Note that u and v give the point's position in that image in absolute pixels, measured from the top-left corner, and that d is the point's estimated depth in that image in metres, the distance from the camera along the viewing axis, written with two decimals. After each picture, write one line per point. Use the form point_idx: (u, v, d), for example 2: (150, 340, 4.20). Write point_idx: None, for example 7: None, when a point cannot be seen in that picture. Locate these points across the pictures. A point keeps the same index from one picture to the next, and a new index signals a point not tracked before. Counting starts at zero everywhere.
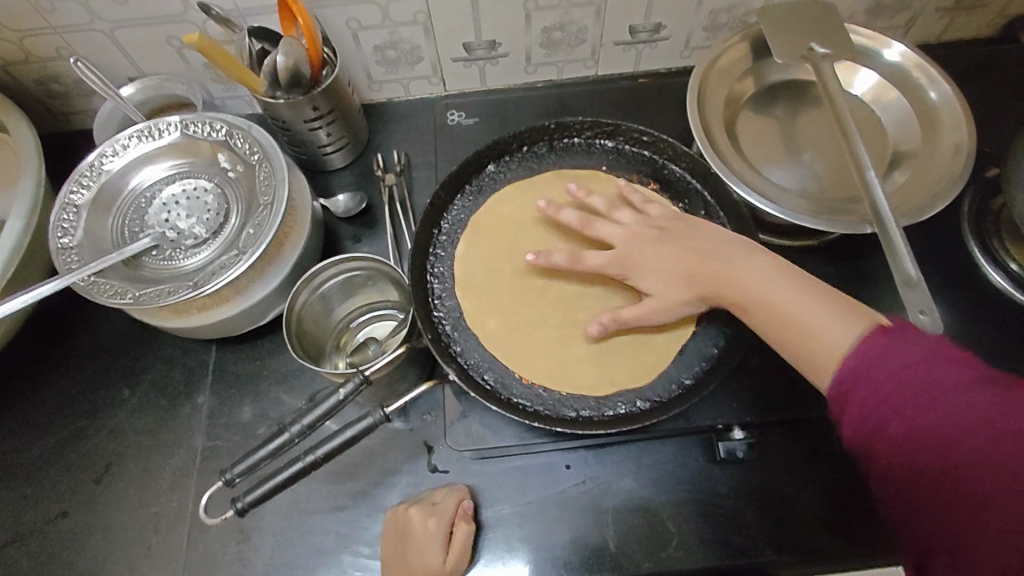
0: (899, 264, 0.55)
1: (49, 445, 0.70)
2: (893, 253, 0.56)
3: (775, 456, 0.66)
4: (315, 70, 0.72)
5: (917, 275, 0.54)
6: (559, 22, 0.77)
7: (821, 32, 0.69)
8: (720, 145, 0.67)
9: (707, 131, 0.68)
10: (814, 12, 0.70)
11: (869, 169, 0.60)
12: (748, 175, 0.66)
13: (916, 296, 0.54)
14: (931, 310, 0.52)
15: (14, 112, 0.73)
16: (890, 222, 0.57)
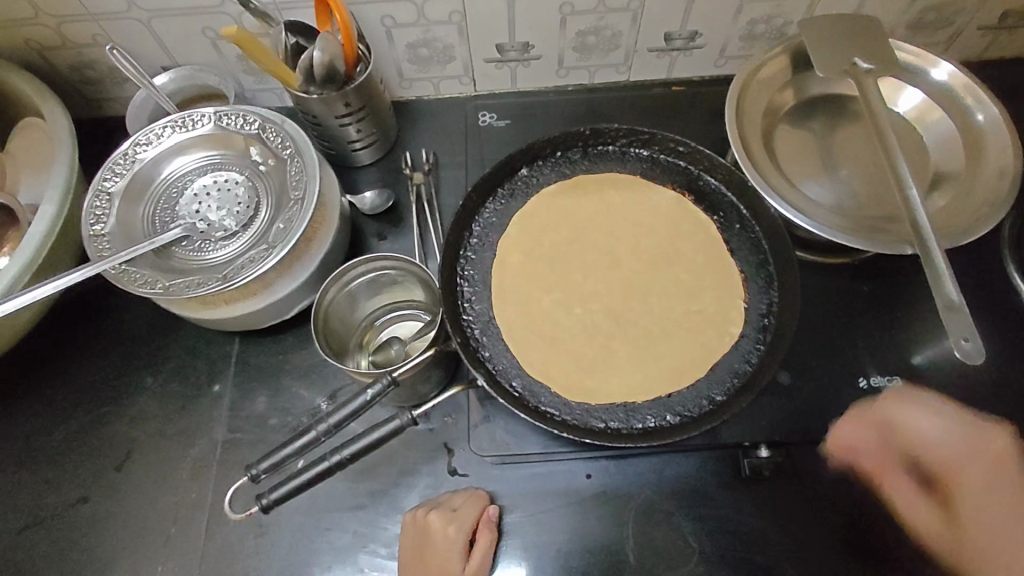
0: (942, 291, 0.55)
1: (71, 430, 0.71)
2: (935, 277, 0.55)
3: (803, 476, 0.64)
4: (350, 67, 0.71)
5: (959, 301, 0.54)
6: (595, 27, 0.77)
7: (866, 47, 0.68)
8: (760, 160, 0.66)
9: (745, 145, 0.66)
10: (859, 26, 0.69)
11: (912, 190, 0.59)
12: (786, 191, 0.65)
13: (958, 322, 0.53)
14: (974, 337, 0.52)
15: (49, 97, 0.74)
16: (934, 245, 0.56)
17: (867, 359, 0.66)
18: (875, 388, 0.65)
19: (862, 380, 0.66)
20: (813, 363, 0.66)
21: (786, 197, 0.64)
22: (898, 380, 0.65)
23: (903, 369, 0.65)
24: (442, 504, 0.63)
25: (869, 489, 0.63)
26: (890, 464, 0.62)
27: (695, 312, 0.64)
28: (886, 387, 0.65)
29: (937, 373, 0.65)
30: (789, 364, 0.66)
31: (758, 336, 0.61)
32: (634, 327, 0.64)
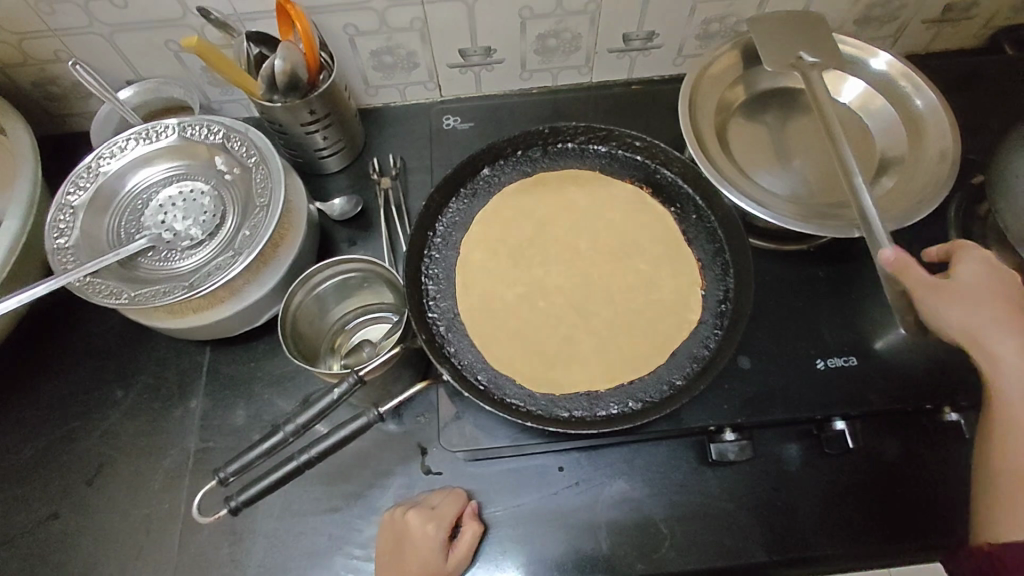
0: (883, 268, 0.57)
1: (41, 446, 0.70)
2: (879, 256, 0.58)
3: (768, 458, 0.66)
4: (313, 75, 0.72)
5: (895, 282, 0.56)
6: (554, 30, 0.79)
7: (809, 40, 0.71)
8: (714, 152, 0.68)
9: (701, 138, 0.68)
10: (802, 21, 0.72)
11: (857, 177, 0.62)
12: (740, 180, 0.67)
13: None
14: None
15: (10, 112, 0.74)
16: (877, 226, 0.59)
17: (826, 342, 0.68)
18: (832, 369, 0.66)
19: (820, 361, 0.67)
20: (775, 348, 0.68)
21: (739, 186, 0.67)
22: (855, 360, 0.67)
23: (860, 350, 0.67)
24: (421, 503, 0.63)
25: (833, 469, 0.65)
26: (848, 442, 0.64)
27: (655, 301, 0.66)
28: (843, 368, 0.66)
29: (895, 353, 0.67)
30: (752, 350, 0.67)
31: (716, 321, 0.63)
32: (595, 317, 0.66)
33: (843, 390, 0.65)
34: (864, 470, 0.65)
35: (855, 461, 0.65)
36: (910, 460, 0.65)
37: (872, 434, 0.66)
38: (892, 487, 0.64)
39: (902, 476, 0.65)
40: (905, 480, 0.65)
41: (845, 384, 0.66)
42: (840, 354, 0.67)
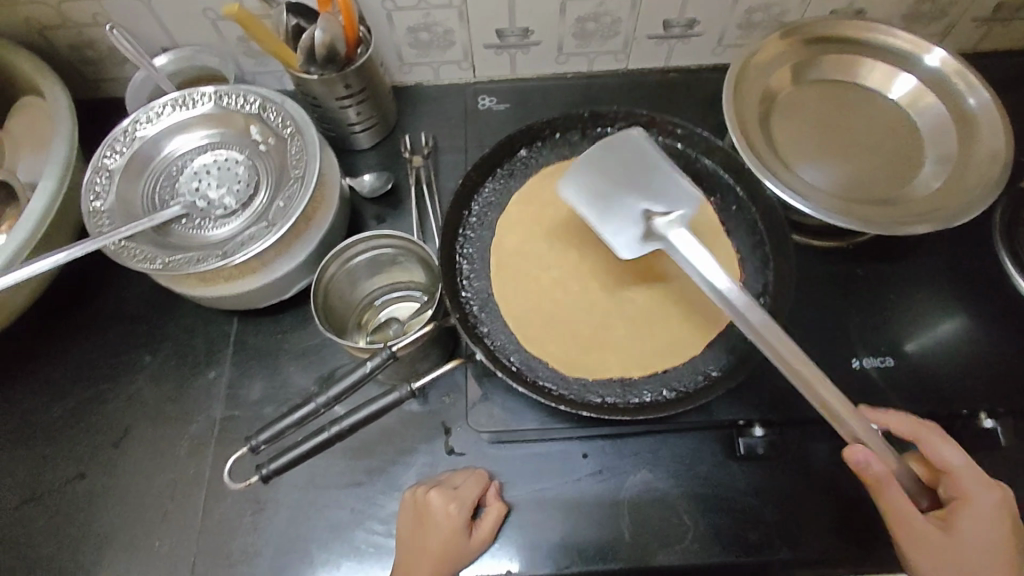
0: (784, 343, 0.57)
1: (69, 407, 0.71)
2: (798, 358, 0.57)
3: (795, 455, 0.65)
4: (350, 49, 0.71)
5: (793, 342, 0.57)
6: (594, 13, 0.77)
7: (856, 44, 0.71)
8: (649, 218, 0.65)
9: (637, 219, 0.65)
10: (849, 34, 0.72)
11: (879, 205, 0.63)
12: (678, 214, 0.64)
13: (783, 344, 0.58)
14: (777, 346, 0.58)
15: (49, 74, 0.74)
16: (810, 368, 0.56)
17: (861, 341, 0.67)
18: (865, 369, 0.65)
19: (854, 360, 0.66)
20: (809, 345, 0.67)
21: (680, 221, 0.64)
22: (890, 362, 0.66)
23: (895, 351, 0.66)
24: (443, 482, 0.63)
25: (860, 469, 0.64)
26: None
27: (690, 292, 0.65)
28: (877, 368, 0.65)
29: (930, 358, 0.66)
30: None
31: None
32: (630, 303, 0.65)
33: (876, 391, 0.64)
34: None
35: None
36: None
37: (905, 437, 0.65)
38: None
39: None
40: None
41: (878, 385, 0.65)
42: (875, 354, 0.66)
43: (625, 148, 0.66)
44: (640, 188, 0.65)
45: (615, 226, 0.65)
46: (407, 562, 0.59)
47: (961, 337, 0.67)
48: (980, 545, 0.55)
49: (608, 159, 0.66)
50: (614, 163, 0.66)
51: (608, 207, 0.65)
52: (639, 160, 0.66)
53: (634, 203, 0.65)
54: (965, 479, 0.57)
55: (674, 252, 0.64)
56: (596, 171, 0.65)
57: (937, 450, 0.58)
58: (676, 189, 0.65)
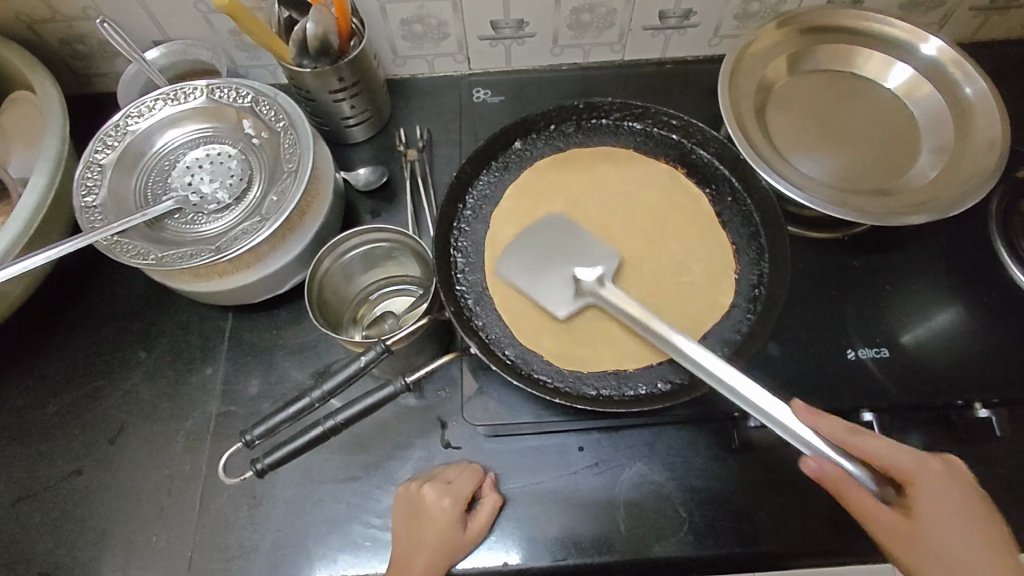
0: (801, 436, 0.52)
1: (64, 403, 0.71)
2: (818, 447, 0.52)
3: (790, 448, 0.65)
4: (343, 41, 0.71)
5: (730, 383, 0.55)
6: (589, 4, 0.76)
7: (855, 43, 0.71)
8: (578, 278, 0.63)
9: (565, 279, 0.63)
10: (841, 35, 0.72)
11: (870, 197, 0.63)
12: (599, 269, 0.62)
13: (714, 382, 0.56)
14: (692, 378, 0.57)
15: (39, 69, 0.73)
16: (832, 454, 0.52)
17: (857, 332, 0.67)
18: (860, 360, 0.65)
19: (849, 351, 0.66)
20: (804, 336, 0.66)
21: (602, 277, 0.62)
22: (885, 352, 0.66)
23: (891, 342, 0.66)
24: (438, 476, 0.63)
25: None
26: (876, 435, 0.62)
27: (686, 283, 0.65)
28: (872, 359, 0.65)
29: (926, 349, 0.66)
30: (781, 337, 0.66)
31: (749, 306, 0.63)
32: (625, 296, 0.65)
33: (872, 382, 0.64)
34: None
35: None
36: None
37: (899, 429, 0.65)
38: None
39: None
40: None
41: (874, 376, 0.65)
42: (870, 345, 0.66)
43: (548, 227, 0.66)
44: (567, 254, 0.64)
45: (546, 289, 0.63)
46: (401, 554, 0.59)
47: (956, 327, 0.67)
48: (944, 520, 0.50)
49: (534, 234, 0.65)
50: (530, 240, 0.65)
51: (537, 271, 0.64)
52: (560, 229, 0.65)
53: (559, 265, 0.64)
54: (904, 461, 0.52)
55: (609, 305, 0.61)
56: (523, 245, 0.65)
57: (864, 445, 0.52)
58: (594, 250, 0.64)
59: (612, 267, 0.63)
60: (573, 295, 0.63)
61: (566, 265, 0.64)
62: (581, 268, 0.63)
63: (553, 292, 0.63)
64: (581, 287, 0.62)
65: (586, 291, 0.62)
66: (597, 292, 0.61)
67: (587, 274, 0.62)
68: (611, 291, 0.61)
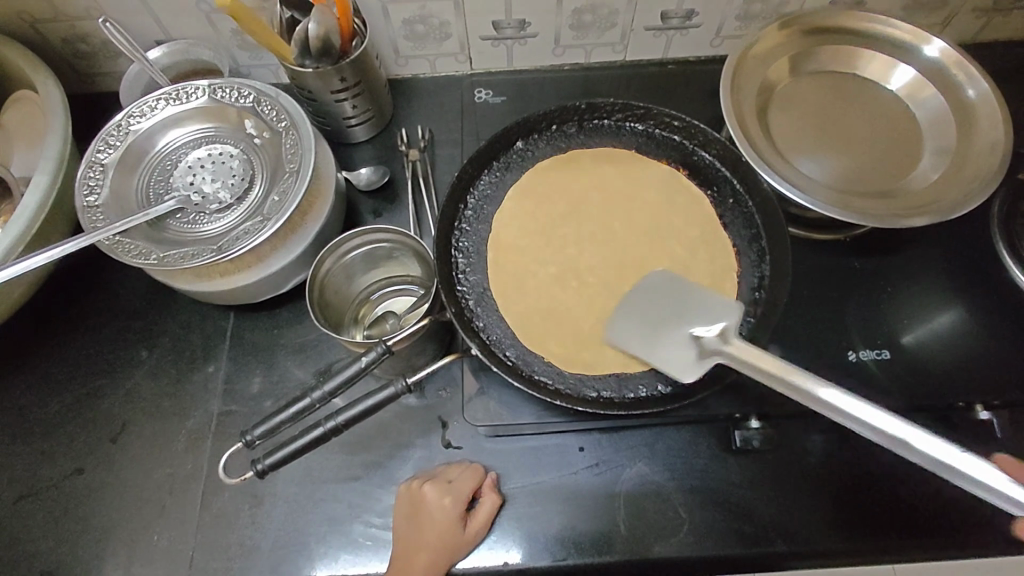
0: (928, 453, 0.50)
1: (66, 402, 0.71)
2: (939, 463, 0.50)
3: (791, 450, 0.65)
4: (345, 41, 0.71)
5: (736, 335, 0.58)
6: (591, 5, 0.76)
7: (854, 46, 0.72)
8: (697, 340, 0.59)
9: (684, 342, 0.59)
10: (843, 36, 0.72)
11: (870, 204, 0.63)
12: (719, 324, 0.58)
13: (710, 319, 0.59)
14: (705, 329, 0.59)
15: (42, 69, 0.73)
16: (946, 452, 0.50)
17: (858, 334, 0.67)
18: (861, 362, 0.65)
19: (850, 353, 0.66)
20: (805, 337, 0.66)
21: (726, 333, 0.58)
22: (886, 354, 0.66)
23: (892, 344, 0.66)
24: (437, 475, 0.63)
25: (856, 461, 0.65)
26: None
27: None
28: (873, 361, 0.65)
29: (927, 351, 0.66)
30: (782, 339, 0.66)
31: (750, 308, 0.63)
32: None
33: (872, 384, 0.64)
34: (887, 463, 0.64)
35: (880, 457, 0.65)
36: None
37: None
38: (915, 481, 0.64)
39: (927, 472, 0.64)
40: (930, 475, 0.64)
41: (875, 378, 0.65)
42: (872, 347, 0.66)
43: (655, 286, 0.62)
44: (681, 315, 0.61)
45: (666, 353, 0.59)
46: (402, 554, 0.60)
47: (957, 329, 0.67)
48: None
49: (652, 296, 0.62)
50: (640, 305, 0.62)
51: (654, 337, 0.60)
52: (672, 290, 0.62)
53: (677, 329, 0.60)
54: None
55: (739, 365, 0.56)
56: (640, 305, 0.62)
57: None
58: (714, 306, 0.60)
59: (736, 319, 0.59)
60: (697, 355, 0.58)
61: (683, 329, 0.60)
62: (698, 326, 0.60)
63: (673, 356, 0.59)
64: (704, 350, 0.58)
65: (708, 355, 0.58)
66: (722, 350, 0.57)
67: (705, 331, 0.59)
68: (737, 353, 0.56)
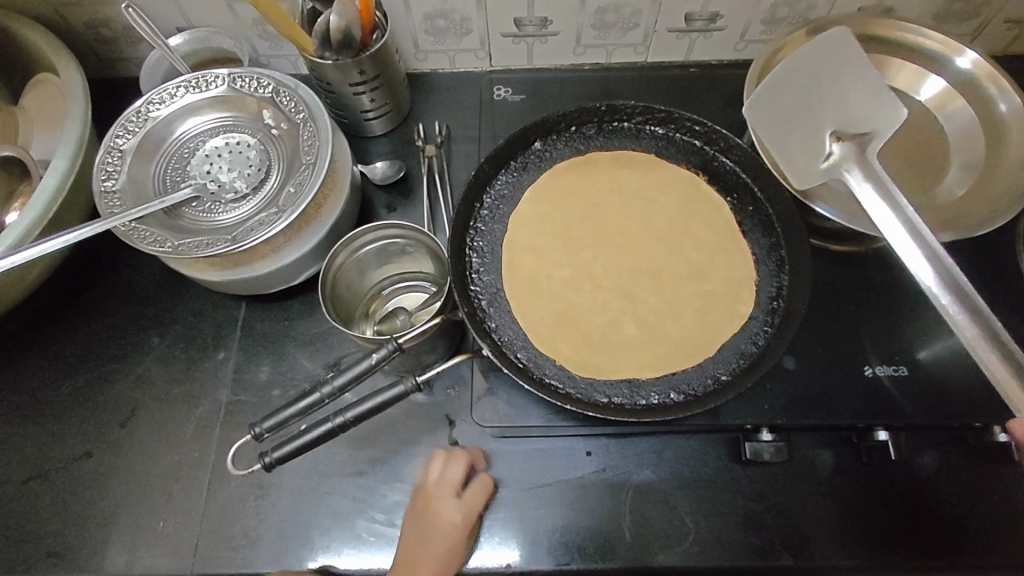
0: (921, 270, 0.52)
1: (78, 385, 0.71)
2: (958, 293, 0.50)
3: (800, 464, 0.64)
4: (366, 34, 0.70)
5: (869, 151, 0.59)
6: (614, 4, 0.75)
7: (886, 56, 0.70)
8: (835, 139, 0.61)
9: (822, 134, 0.62)
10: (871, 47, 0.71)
11: None
12: (867, 132, 0.60)
13: (846, 120, 0.61)
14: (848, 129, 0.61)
15: (64, 52, 0.73)
16: (980, 302, 0.50)
17: (875, 349, 0.66)
18: (877, 377, 0.64)
19: (867, 368, 0.65)
20: (821, 350, 0.65)
21: (866, 143, 0.60)
22: (903, 371, 0.64)
23: (909, 360, 0.65)
24: (442, 487, 0.61)
25: (868, 477, 0.64)
26: (892, 454, 0.62)
27: (704, 291, 0.65)
28: (889, 376, 0.64)
29: (944, 367, 0.64)
30: (798, 350, 0.65)
31: (766, 318, 0.62)
32: (641, 302, 0.65)
33: (885, 400, 0.63)
34: (902, 478, 0.63)
35: (894, 476, 0.63)
36: (950, 478, 0.63)
37: (914, 447, 0.64)
38: (929, 499, 0.62)
39: (944, 491, 0.63)
40: (947, 495, 0.63)
41: (890, 394, 0.64)
42: (888, 363, 0.65)
43: (821, 65, 0.63)
44: (840, 101, 0.62)
45: (789, 155, 0.63)
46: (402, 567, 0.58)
47: None
48: None
49: (813, 76, 0.63)
50: (807, 69, 0.63)
51: (801, 114, 0.63)
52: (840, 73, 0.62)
53: (828, 113, 0.62)
54: None
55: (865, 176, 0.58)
56: (796, 90, 0.64)
57: None
58: (873, 109, 0.60)
59: (890, 127, 0.59)
60: (825, 159, 0.61)
61: (835, 116, 0.62)
62: (841, 128, 0.61)
63: (801, 156, 0.63)
64: (837, 146, 0.61)
65: (836, 155, 0.61)
66: (848, 160, 0.60)
67: (846, 138, 0.61)
68: (863, 165, 0.59)
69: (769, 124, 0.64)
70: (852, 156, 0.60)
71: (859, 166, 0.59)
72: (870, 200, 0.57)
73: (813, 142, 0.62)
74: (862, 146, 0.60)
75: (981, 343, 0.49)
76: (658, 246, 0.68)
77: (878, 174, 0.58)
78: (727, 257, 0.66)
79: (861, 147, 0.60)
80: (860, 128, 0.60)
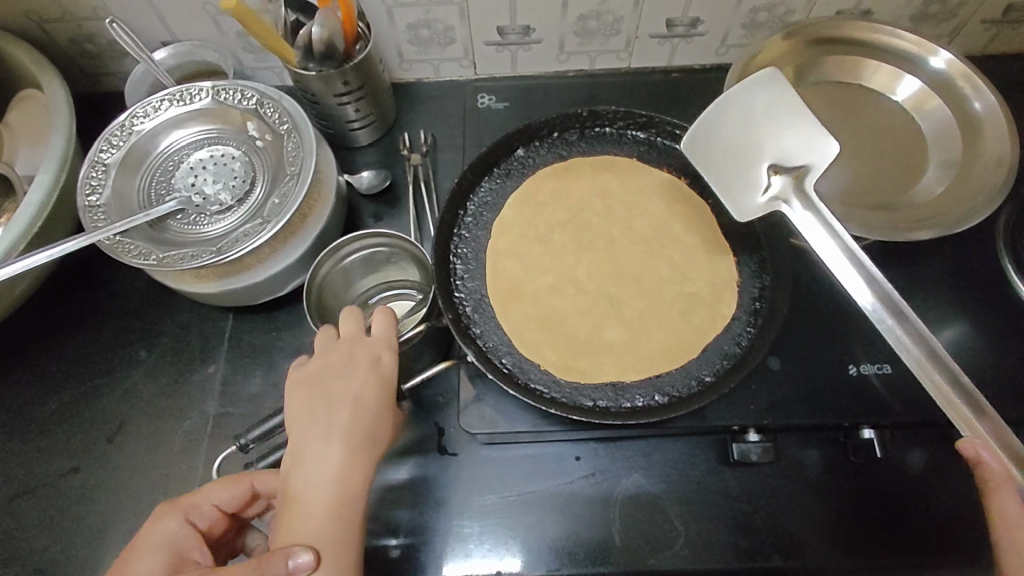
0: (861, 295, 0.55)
1: (65, 400, 0.71)
2: (899, 316, 0.53)
3: (787, 464, 0.65)
4: (349, 44, 0.71)
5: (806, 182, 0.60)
6: (596, 11, 0.76)
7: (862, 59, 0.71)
8: (772, 172, 0.61)
9: (761, 168, 0.62)
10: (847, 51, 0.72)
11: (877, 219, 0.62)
12: (802, 164, 0.60)
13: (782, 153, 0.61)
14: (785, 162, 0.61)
15: (47, 67, 0.74)
16: (917, 322, 0.53)
17: (860, 348, 0.66)
18: (862, 375, 0.65)
19: (852, 366, 0.65)
20: (806, 350, 0.66)
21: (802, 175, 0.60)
22: (888, 369, 0.65)
23: (895, 358, 0.65)
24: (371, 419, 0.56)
25: (855, 475, 0.64)
26: (877, 451, 0.62)
27: (689, 294, 0.65)
28: (874, 375, 0.65)
29: None
30: (782, 350, 0.66)
31: (749, 319, 0.63)
32: (626, 305, 0.65)
33: (870, 398, 0.64)
34: (889, 476, 0.63)
35: (881, 475, 0.64)
36: (937, 474, 0.63)
37: (902, 444, 0.64)
38: (915, 496, 0.63)
39: (931, 489, 0.63)
40: (934, 492, 0.63)
41: (875, 392, 0.64)
42: (873, 361, 0.65)
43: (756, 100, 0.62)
44: (776, 132, 0.62)
45: (733, 186, 0.64)
46: (304, 454, 0.53)
47: (961, 345, 0.66)
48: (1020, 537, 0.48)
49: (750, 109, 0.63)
50: (736, 104, 0.63)
51: (738, 146, 0.63)
52: (771, 106, 0.62)
53: (765, 145, 0.62)
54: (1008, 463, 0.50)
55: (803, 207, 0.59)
56: (734, 122, 0.63)
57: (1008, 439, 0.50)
58: (806, 142, 0.60)
59: (822, 159, 0.59)
60: (765, 191, 0.62)
61: (770, 149, 0.62)
62: (778, 160, 0.61)
63: (743, 188, 0.63)
64: (775, 179, 0.61)
65: (774, 187, 0.61)
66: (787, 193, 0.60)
67: (784, 171, 0.61)
68: (801, 197, 0.60)
69: (706, 159, 0.65)
70: (790, 188, 0.60)
71: (798, 198, 0.60)
72: (813, 234, 0.58)
73: (753, 174, 0.63)
74: (800, 178, 0.60)
75: (927, 365, 0.52)
76: (643, 248, 0.68)
77: (816, 205, 0.59)
78: (710, 259, 0.66)
79: (799, 178, 0.60)
80: (796, 162, 0.61)
